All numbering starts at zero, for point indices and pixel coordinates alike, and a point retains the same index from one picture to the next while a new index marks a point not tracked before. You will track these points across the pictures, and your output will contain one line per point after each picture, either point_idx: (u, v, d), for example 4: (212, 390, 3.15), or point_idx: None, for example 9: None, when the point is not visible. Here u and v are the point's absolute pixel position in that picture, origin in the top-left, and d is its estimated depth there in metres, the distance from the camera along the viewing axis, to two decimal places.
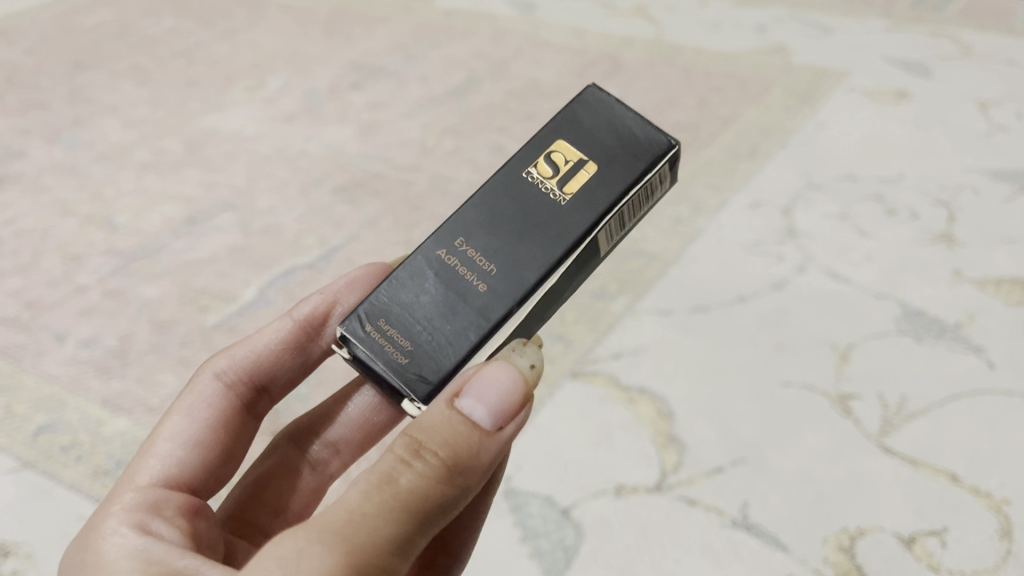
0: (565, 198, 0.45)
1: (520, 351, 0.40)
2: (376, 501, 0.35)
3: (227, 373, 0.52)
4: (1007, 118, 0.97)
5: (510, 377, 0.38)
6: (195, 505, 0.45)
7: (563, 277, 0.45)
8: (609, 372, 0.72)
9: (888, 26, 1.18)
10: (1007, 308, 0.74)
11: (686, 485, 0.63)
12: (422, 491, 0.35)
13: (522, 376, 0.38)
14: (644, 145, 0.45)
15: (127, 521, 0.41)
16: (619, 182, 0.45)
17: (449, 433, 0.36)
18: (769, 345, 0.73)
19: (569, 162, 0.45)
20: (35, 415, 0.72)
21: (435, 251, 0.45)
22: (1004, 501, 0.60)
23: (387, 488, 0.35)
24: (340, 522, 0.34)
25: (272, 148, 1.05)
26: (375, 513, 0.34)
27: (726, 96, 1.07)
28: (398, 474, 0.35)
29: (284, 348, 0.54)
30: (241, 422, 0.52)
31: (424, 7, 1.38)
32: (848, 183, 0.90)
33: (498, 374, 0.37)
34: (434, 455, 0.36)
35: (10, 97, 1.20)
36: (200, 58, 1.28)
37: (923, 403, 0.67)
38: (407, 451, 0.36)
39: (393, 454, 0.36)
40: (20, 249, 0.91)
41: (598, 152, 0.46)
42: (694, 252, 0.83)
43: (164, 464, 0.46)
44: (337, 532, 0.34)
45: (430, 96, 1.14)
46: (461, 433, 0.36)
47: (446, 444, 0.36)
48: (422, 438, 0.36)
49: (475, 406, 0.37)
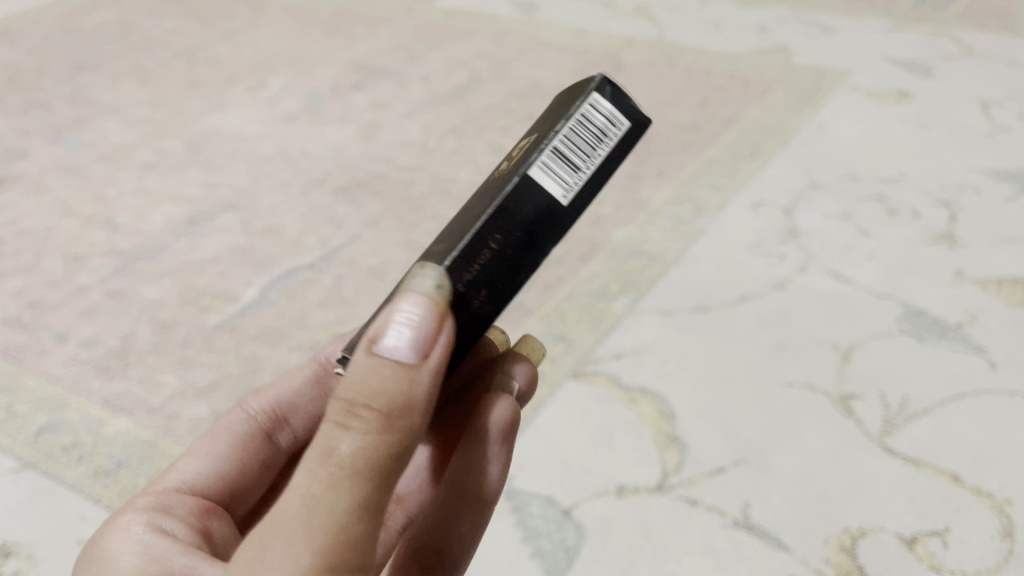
0: (503, 167, 0.38)
1: (424, 274, 0.34)
2: (322, 477, 0.31)
3: (255, 406, 0.53)
4: (1009, 118, 0.97)
5: (425, 305, 0.33)
6: (204, 508, 0.45)
7: (498, 237, 0.35)
8: (610, 373, 0.72)
9: (889, 28, 1.18)
10: (1009, 308, 0.74)
11: (687, 485, 0.63)
12: (366, 453, 0.32)
13: (434, 297, 0.33)
14: (573, 89, 0.37)
15: (140, 517, 0.41)
16: (544, 125, 0.37)
17: (375, 381, 0.32)
18: (770, 345, 0.73)
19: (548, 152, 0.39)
20: (37, 415, 0.72)
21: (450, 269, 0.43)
22: (1005, 502, 0.60)
23: (329, 464, 0.32)
24: (293, 514, 0.31)
25: (274, 148, 1.05)
26: (324, 492, 0.31)
27: (728, 95, 1.07)
28: (337, 441, 0.32)
29: (310, 385, 0.55)
30: (268, 453, 0.53)
31: (426, 7, 1.39)
32: (850, 183, 0.90)
33: (408, 307, 0.33)
34: (365, 409, 0.32)
35: (12, 97, 1.20)
36: (201, 58, 1.28)
37: (925, 403, 0.67)
38: (340, 413, 0.32)
39: (329, 421, 0.32)
40: (21, 248, 0.91)
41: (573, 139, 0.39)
42: (695, 252, 0.83)
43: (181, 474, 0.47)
44: (292, 525, 0.31)
45: (432, 96, 1.14)
46: (386, 381, 0.32)
47: (375, 393, 0.32)
48: (349, 395, 0.32)
49: (396, 345, 0.32)
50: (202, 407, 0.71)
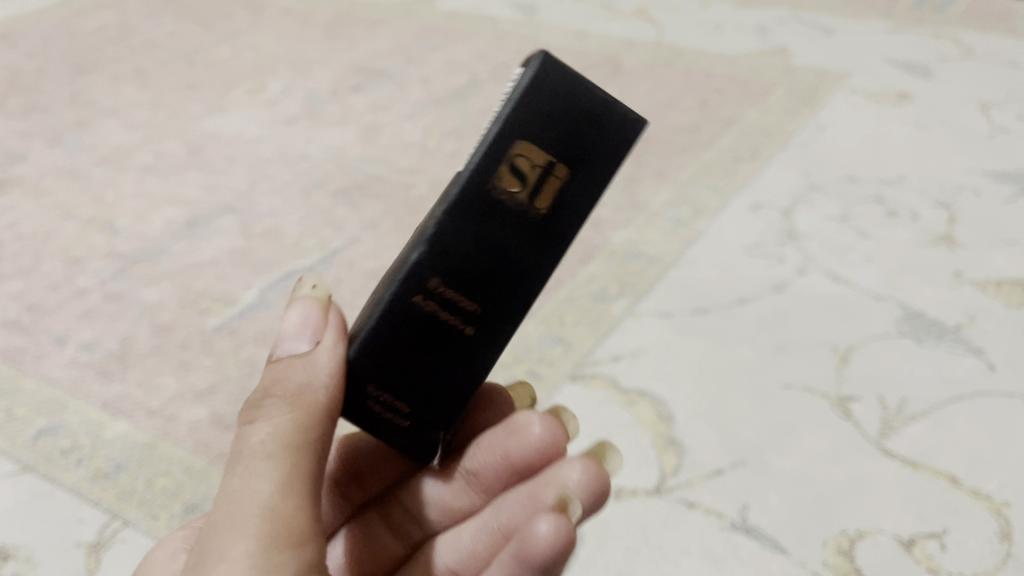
0: None
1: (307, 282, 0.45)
2: (242, 469, 0.40)
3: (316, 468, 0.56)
4: (1008, 120, 0.97)
5: (308, 308, 0.43)
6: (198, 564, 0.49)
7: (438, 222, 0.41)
8: (609, 374, 0.72)
9: (889, 29, 1.18)
10: (1007, 310, 0.74)
11: (685, 488, 0.63)
12: (275, 434, 0.40)
13: (317, 301, 0.44)
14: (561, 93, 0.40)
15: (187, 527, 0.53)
16: None
17: (277, 376, 0.41)
18: (769, 347, 0.73)
19: (539, 169, 0.38)
20: (36, 418, 0.72)
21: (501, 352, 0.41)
22: (1004, 504, 0.60)
23: (246, 454, 0.40)
24: (225, 505, 0.39)
25: (273, 150, 1.05)
26: (246, 479, 0.39)
27: (727, 97, 1.07)
28: (250, 435, 0.40)
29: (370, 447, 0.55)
30: None
31: (426, 9, 1.39)
32: (849, 184, 0.90)
33: (300, 315, 0.43)
34: (270, 399, 0.41)
35: (12, 99, 1.20)
36: (201, 61, 1.29)
37: (923, 405, 0.67)
38: (249, 414, 0.41)
39: (243, 423, 0.41)
40: (21, 251, 0.91)
41: (566, 153, 0.38)
42: (693, 253, 0.83)
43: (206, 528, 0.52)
44: (228, 514, 0.39)
45: (431, 98, 1.14)
46: (286, 373, 0.41)
47: (277, 385, 0.41)
48: (257, 398, 0.41)
49: (288, 345, 0.42)
50: (201, 410, 0.71)
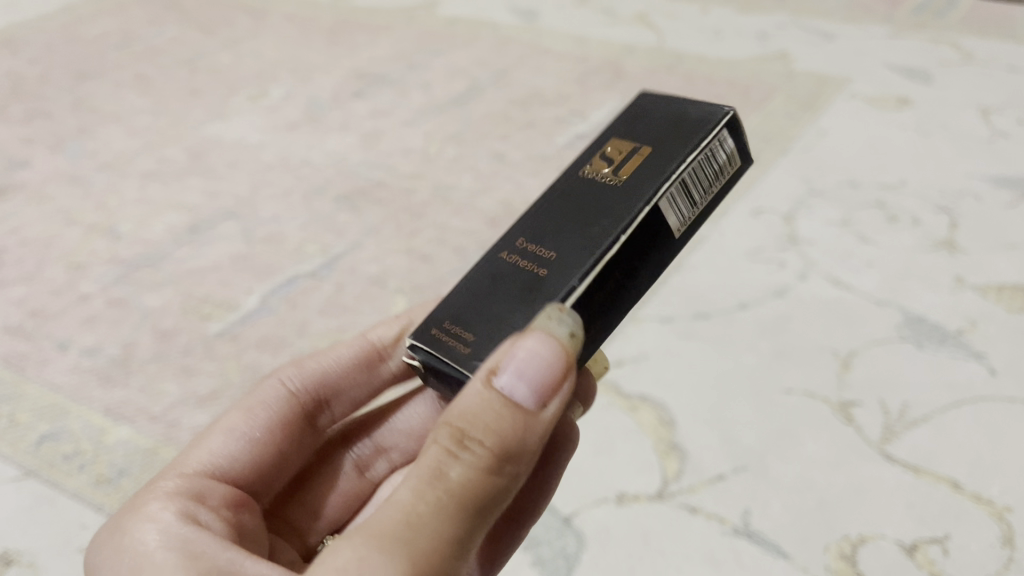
0: (618, 179, 0.43)
1: (560, 319, 0.38)
2: (429, 498, 0.36)
3: (295, 382, 0.54)
4: (1009, 124, 0.97)
5: (554, 351, 0.36)
6: (235, 497, 0.48)
7: (632, 257, 0.41)
8: (611, 381, 0.72)
9: (889, 34, 1.18)
10: (1008, 314, 0.74)
11: (687, 493, 0.63)
12: (473, 483, 0.36)
13: (566, 346, 0.37)
14: (698, 117, 0.44)
15: (169, 506, 0.43)
16: (675, 152, 0.42)
17: (494, 420, 0.36)
18: (770, 351, 0.73)
19: (624, 151, 0.44)
20: (39, 423, 0.72)
21: (497, 257, 0.44)
22: (1006, 509, 0.60)
23: (441, 489, 0.36)
24: (396, 526, 0.35)
25: (275, 156, 1.06)
26: (429, 511, 0.35)
27: (728, 102, 1.07)
28: (446, 467, 0.36)
29: (351, 364, 0.57)
30: (301, 430, 0.54)
31: (427, 15, 1.39)
32: (850, 189, 0.90)
33: (535, 348, 0.36)
34: (480, 444, 0.36)
35: (14, 106, 1.20)
36: (203, 67, 1.29)
37: (924, 410, 0.67)
38: (450, 441, 0.36)
39: (439, 444, 0.36)
40: (23, 258, 0.91)
41: (652, 137, 0.44)
42: (694, 259, 0.83)
43: (216, 460, 0.49)
44: (396, 538, 0.35)
45: (433, 104, 1.14)
46: (503, 418, 0.36)
47: (491, 431, 0.36)
48: (464, 426, 0.36)
49: (516, 385, 0.36)
50: (202, 416, 0.72)
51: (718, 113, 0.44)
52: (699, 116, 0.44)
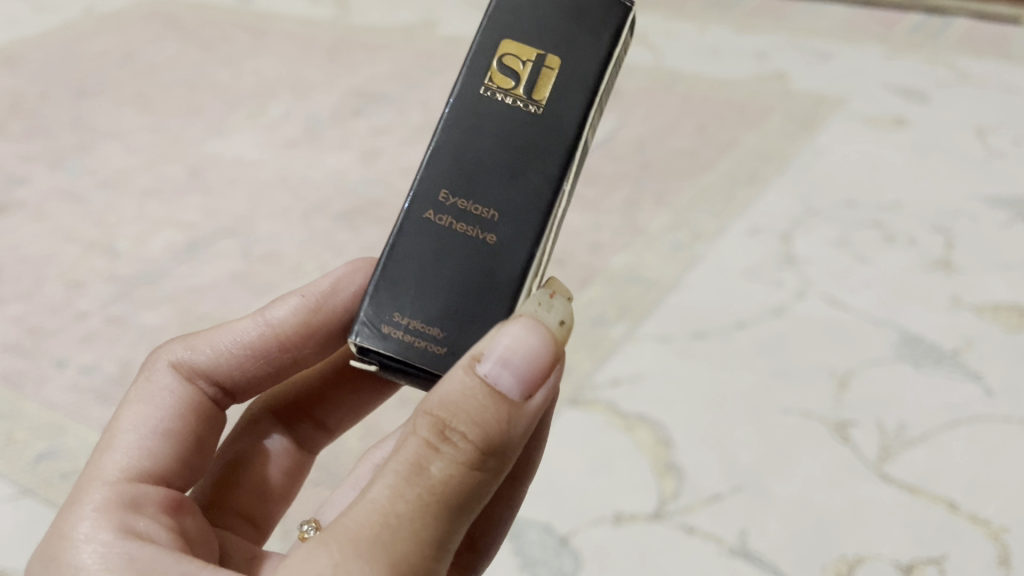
0: (539, 106, 0.43)
1: (549, 308, 0.37)
2: (408, 496, 0.34)
3: (188, 365, 0.50)
4: (1005, 144, 0.98)
5: (540, 338, 0.36)
6: (171, 500, 0.44)
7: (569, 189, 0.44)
8: (609, 399, 0.72)
9: (885, 53, 1.19)
10: (1006, 334, 0.74)
11: (685, 513, 0.63)
12: (453, 480, 0.34)
13: (550, 335, 0.36)
14: (601, 16, 0.43)
15: (105, 522, 0.40)
16: (588, 71, 0.43)
17: (478, 411, 0.35)
18: (768, 371, 0.73)
19: (527, 63, 0.43)
20: (35, 441, 0.72)
21: (420, 217, 0.42)
22: (1002, 529, 0.60)
23: (422, 487, 0.34)
24: (372, 527, 0.34)
25: (274, 174, 1.06)
26: (409, 512, 0.34)
27: (725, 122, 1.07)
28: (427, 463, 0.35)
29: (250, 351, 0.51)
30: (212, 421, 0.50)
31: (426, 34, 1.40)
32: (847, 209, 0.91)
33: (522, 337, 0.35)
34: (463, 438, 0.34)
35: (13, 123, 1.21)
36: (203, 85, 1.29)
37: (922, 430, 0.67)
38: (432, 433, 0.35)
39: (419, 437, 0.35)
40: (22, 275, 0.92)
41: (552, 43, 0.43)
42: (692, 278, 0.83)
43: (134, 459, 0.45)
44: (373, 542, 0.33)
45: (432, 122, 1.15)
46: (489, 409, 0.35)
47: (474, 425, 0.34)
48: (447, 416, 0.35)
49: (500, 373, 0.35)
50: None
51: (618, 5, 0.43)
52: (600, 10, 0.43)
